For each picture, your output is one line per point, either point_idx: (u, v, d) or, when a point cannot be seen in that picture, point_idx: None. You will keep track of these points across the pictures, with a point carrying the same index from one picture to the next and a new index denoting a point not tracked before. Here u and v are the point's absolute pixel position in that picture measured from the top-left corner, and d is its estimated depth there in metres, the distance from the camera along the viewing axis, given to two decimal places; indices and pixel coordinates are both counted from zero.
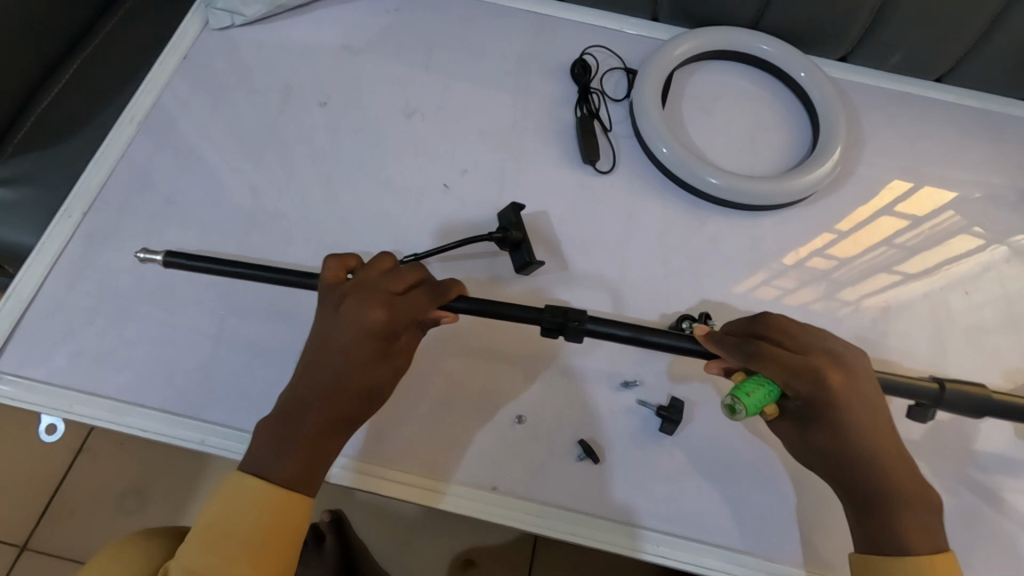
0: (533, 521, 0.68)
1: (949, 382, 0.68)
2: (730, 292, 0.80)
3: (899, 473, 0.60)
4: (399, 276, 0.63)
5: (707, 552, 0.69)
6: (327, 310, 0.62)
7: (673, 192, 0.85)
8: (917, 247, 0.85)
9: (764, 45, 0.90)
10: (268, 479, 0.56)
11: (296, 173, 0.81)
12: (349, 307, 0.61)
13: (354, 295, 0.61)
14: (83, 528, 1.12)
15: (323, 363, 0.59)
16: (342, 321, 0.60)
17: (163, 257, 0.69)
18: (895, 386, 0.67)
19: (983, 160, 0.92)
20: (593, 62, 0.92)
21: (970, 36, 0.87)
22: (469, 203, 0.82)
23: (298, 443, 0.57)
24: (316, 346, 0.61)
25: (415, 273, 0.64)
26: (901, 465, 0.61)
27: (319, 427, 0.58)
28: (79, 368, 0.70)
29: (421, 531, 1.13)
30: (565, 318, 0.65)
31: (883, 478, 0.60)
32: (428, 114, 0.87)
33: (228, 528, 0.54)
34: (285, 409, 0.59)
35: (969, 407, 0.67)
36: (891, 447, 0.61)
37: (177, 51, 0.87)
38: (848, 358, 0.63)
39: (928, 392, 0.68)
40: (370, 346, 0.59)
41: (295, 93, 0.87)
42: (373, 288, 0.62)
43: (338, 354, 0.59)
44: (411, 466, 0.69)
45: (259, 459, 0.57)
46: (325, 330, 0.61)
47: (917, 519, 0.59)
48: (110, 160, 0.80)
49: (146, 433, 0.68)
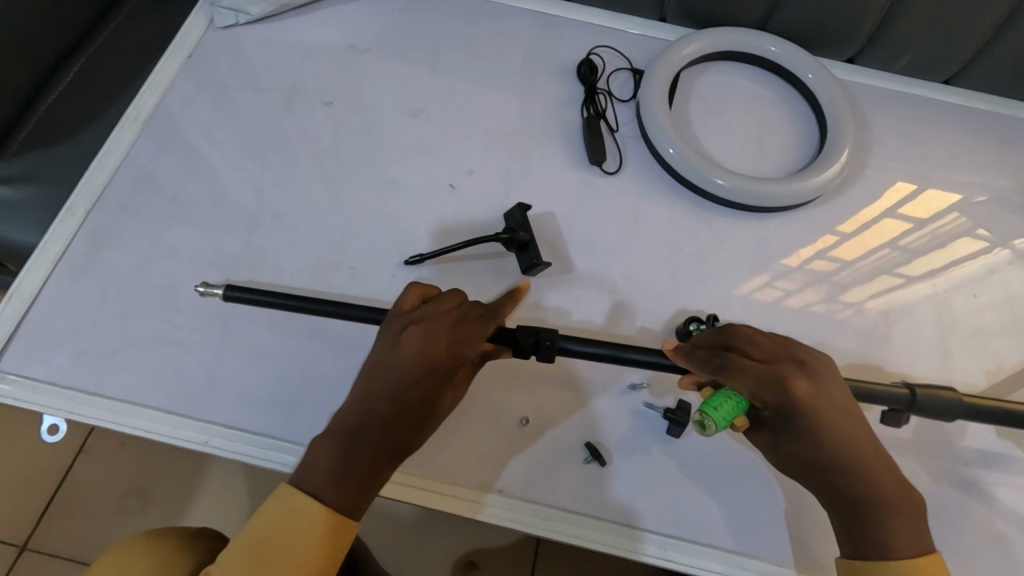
0: (539, 525, 0.68)
1: (920, 386, 0.68)
2: (736, 294, 0.80)
3: (885, 479, 0.60)
4: (463, 308, 0.63)
5: (714, 556, 0.68)
6: (387, 337, 0.62)
7: (679, 193, 0.85)
8: (923, 249, 0.85)
9: (771, 46, 0.90)
10: (319, 497, 0.58)
11: (301, 173, 0.81)
12: (409, 336, 0.60)
13: (417, 325, 0.61)
14: (85, 528, 1.11)
15: (385, 391, 0.59)
16: (404, 352, 0.60)
17: (226, 284, 0.73)
18: (863, 393, 0.67)
19: (989, 162, 0.91)
20: (599, 62, 0.92)
21: (979, 37, 0.87)
22: (474, 203, 0.81)
23: (351, 468, 0.58)
24: (375, 371, 0.60)
25: (479, 305, 0.64)
26: (885, 470, 0.60)
27: (374, 455, 0.58)
28: (82, 368, 0.70)
29: (424, 533, 1.12)
30: (538, 339, 0.63)
31: (867, 486, 0.60)
32: (433, 114, 0.86)
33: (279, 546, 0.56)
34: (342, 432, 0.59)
35: (941, 410, 0.67)
36: (874, 452, 0.61)
37: (182, 50, 0.86)
38: (822, 368, 0.62)
39: (899, 398, 0.68)
40: (432, 379, 0.59)
41: (300, 92, 0.86)
42: (434, 318, 0.61)
43: (399, 384, 0.59)
44: (424, 470, 0.69)
45: (311, 478, 0.58)
46: (384, 358, 0.61)
47: (907, 524, 0.59)
48: (113, 159, 0.79)
49: (149, 434, 0.68)
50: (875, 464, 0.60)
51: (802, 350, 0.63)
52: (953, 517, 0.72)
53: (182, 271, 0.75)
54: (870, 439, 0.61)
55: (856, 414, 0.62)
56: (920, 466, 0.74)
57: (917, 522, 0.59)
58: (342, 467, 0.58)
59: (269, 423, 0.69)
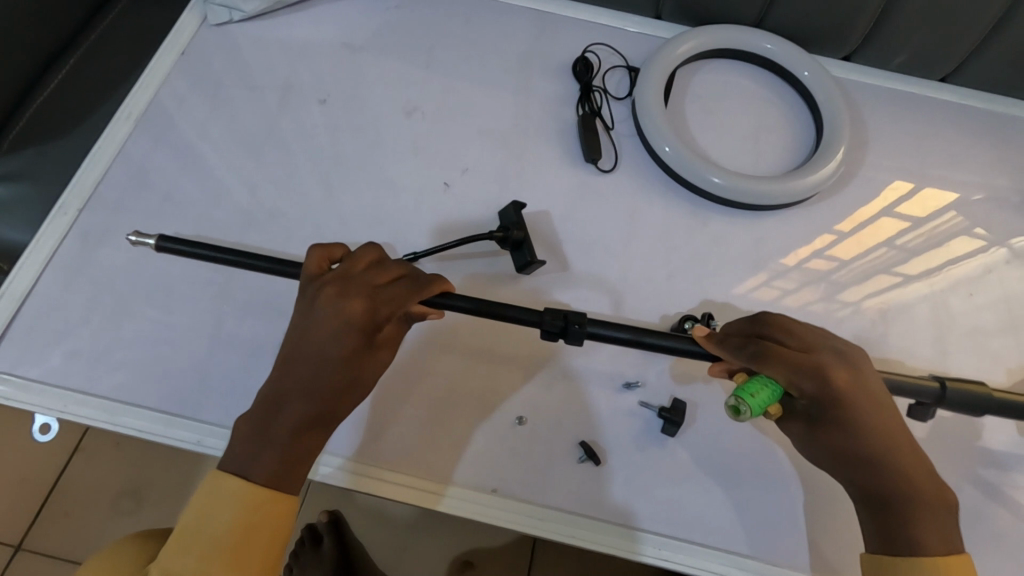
0: (533, 524, 0.67)
1: (948, 380, 0.68)
2: (733, 293, 0.80)
3: (915, 472, 0.59)
4: (383, 269, 0.61)
5: (710, 554, 0.68)
6: (307, 303, 0.59)
7: (676, 192, 0.84)
8: (920, 248, 0.85)
9: (767, 45, 0.89)
10: (249, 479, 0.54)
11: (295, 171, 0.81)
12: (328, 299, 0.58)
13: (334, 286, 0.59)
14: (80, 528, 1.11)
15: (305, 358, 0.57)
16: (324, 315, 0.58)
17: (157, 240, 0.67)
18: (900, 385, 0.66)
19: (986, 161, 0.91)
20: (596, 60, 0.91)
21: (976, 35, 0.87)
22: (470, 202, 0.81)
23: (277, 444, 0.55)
24: (294, 337, 0.58)
25: (399, 268, 0.63)
26: (918, 465, 0.59)
27: (297, 426, 0.55)
28: (74, 368, 0.69)
29: (420, 533, 1.12)
30: (565, 322, 0.65)
31: (902, 481, 0.58)
32: (429, 112, 0.86)
33: (203, 525, 0.52)
34: (265, 404, 0.56)
35: (969, 405, 0.67)
36: (908, 446, 0.60)
37: (176, 48, 0.86)
38: (856, 358, 0.62)
39: (930, 391, 0.67)
40: (353, 341, 0.57)
41: (295, 90, 0.86)
42: (353, 281, 0.60)
43: (320, 347, 0.57)
44: (396, 464, 0.69)
45: (238, 459, 0.55)
46: (305, 325, 0.58)
47: (939, 521, 0.57)
48: (106, 157, 0.79)
49: (142, 434, 0.67)
50: (906, 460, 0.59)
51: (836, 341, 0.63)
52: None
53: (176, 269, 0.74)
54: (903, 432, 0.60)
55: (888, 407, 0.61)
56: None
57: (948, 520, 0.58)
58: (263, 438, 0.55)
59: None
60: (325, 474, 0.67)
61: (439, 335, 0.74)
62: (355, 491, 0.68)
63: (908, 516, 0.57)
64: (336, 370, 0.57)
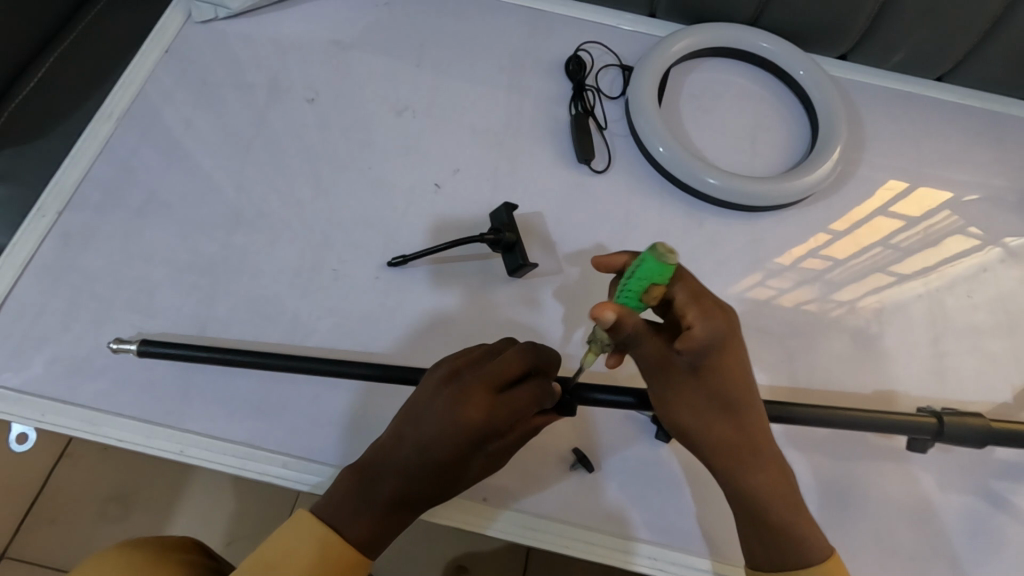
0: (527, 535, 0.66)
1: (946, 414, 0.68)
2: (729, 295, 0.78)
3: (765, 482, 0.59)
4: (511, 364, 0.58)
5: (713, 567, 0.67)
6: (428, 392, 0.59)
7: (670, 192, 0.83)
8: (917, 249, 0.84)
9: (763, 43, 0.88)
10: (342, 534, 0.57)
11: (282, 171, 0.79)
12: (448, 402, 0.57)
13: (455, 388, 0.58)
14: (66, 535, 1.09)
15: (413, 438, 0.58)
16: (440, 415, 0.57)
17: (137, 347, 0.65)
18: (888, 424, 0.68)
19: (982, 160, 0.90)
20: (588, 58, 0.90)
21: (973, 34, 0.86)
22: (460, 202, 0.79)
23: (374, 507, 0.57)
24: (409, 421, 0.59)
25: (526, 361, 0.58)
26: (775, 469, 0.59)
27: (388, 500, 0.57)
28: (52, 375, 0.67)
29: (413, 538, 1.10)
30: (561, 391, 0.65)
31: (753, 497, 0.58)
32: (419, 111, 0.84)
33: (292, 551, 0.55)
34: (369, 471, 0.59)
35: (968, 438, 0.67)
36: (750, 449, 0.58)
37: (159, 45, 0.84)
38: (718, 355, 0.56)
39: (926, 427, 0.68)
40: (461, 449, 0.57)
41: (281, 88, 0.84)
42: (474, 381, 0.58)
43: (432, 434, 0.57)
44: None
45: (334, 513, 0.57)
46: (420, 414, 0.58)
47: (802, 536, 0.58)
48: (86, 158, 0.77)
49: (122, 444, 0.65)
50: (762, 468, 0.59)
51: (703, 331, 0.54)
52: (948, 522, 0.71)
53: (157, 273, 0.72)
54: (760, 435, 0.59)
55: (752, 409, 0.59)
56: (914, 468, 0.73)
57: (814, 532, 0.58)
58: (366, 503, 0.58)
59: (247, 430, 0.66)
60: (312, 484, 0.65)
61: (426, 340, 0.72)
62: None
63: (763, 529, 0.58)
64: (439, 470, 0.58)
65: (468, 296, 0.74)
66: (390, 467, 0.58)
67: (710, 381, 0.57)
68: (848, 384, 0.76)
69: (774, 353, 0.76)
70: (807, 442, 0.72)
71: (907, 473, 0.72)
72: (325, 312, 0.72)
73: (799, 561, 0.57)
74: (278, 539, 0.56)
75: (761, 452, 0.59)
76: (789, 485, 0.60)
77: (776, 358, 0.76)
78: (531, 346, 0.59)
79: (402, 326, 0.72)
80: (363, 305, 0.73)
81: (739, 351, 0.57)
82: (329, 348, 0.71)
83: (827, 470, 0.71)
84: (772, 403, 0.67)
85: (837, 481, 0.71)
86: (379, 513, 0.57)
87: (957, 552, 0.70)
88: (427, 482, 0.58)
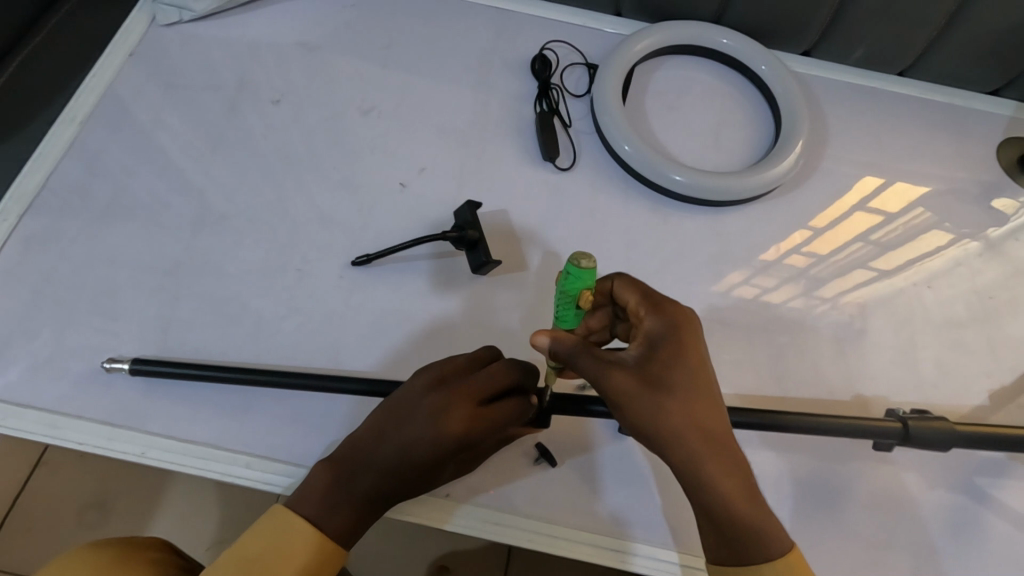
0: (494, 530, 0.66)
1: (911, 418, 0.68)
2: (698, 290, 0.79)
3: (732, 487, 0.54)
4: (491, 380, 0.59)
5: (692, 563, 0.67)
6: (411, 396, 0.59)
7: (637, 189, 0.84)
8: (888, 244, 0.85)
9: (724, 39, 0.89)
10: (322, 529, 0.57)
11: (247, 173, 0.79)
12: (432, 410, 0.58)
13: (440, 397, 0.58)
14: (46, 542, 1.08)
15: (392, 442, 0.58)
16: (425, 420, 0.57)
17: (130, 364, 0.66)
18: (853, 429, 0.68)
19: (948, 154, 0.91)
20: (554, 57, 0.91)
21: (932, 29, 0.87)
22: (426, 202, 0.80)
23: (353, 500, 0.57)
24: (391, 421, 0.59)
25: (510, 375, 0.59)
26: (737, 470, 0.55)
27: (364, 496, 0.58)
28: (13, 378, 0.67)
29: (395, 539, 1.10)
30: None
31: (717, 506, 0.54)
32: (386, 111, 0.85)
33: (274, 551, 0.55)
34: (346, 465, 0.58)
35: (935, 443, 0.67)
36: (714, 453, 0.54)
37: (123, 48, 0.84)
38: (667, 350, 0.56)
39: (891, 432, 0.68)
40: (441, 458, 0.57)
41: (248, 90, 0.84)
42: (459, 391, 0.58)
43: (413, 445, 0.57)
44: None
45: (313, 505, 0.57)
46: (403, 418, 0.58)
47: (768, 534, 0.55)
48: (48, 161, 0.76)
49: (82, 447, 0.65)
50: (727, 471, 0.55)
51: (650, 320, 0.57)
52: (916, 513, 0.71)
53: (120, 275, 0.72)
54: (720, 430, 0.55)
55: (709, 407, 0.55)
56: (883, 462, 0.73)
57: (776, 529, 0.56)
58: (344, 496, 0.58)
59: (211, 430, 0.66)
60: (273, 482, 0.65)
61: (392, 339, 0.72)
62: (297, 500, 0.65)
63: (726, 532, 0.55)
64: (416, 473, 0.58)
65: (433, 295, 0.74)
66: (368, 465, 0.58)
67: (660, 379, 0.55)
68: (815, 377, 0.76)
69: (740, 347, 0.76)
70: (774, 436, 0.73)
71: (873, 464, 0.73)
72: (290, 312, 0.72)
73: (761, 558, 0.55)
74: (260, 538, 0.56)
75: (724, 451, 0.55)
76: (754, 483, 0.56)
77: (742, 352, 0.76)
78: (520, 365, 0.60)
79: (367, 326, 0.72)
80: (327, 305, 0.73)
81: (691, 342, 0.57)
82: (294, 349, 0.71)
83: (794, 462, 0.72)
84: (765, 413, 0.68)
85: (804, 474, 0.71)
86: (357, 508, 0.58)
87: (928, 545, 0.70)
88: (407, 481, 0.58)
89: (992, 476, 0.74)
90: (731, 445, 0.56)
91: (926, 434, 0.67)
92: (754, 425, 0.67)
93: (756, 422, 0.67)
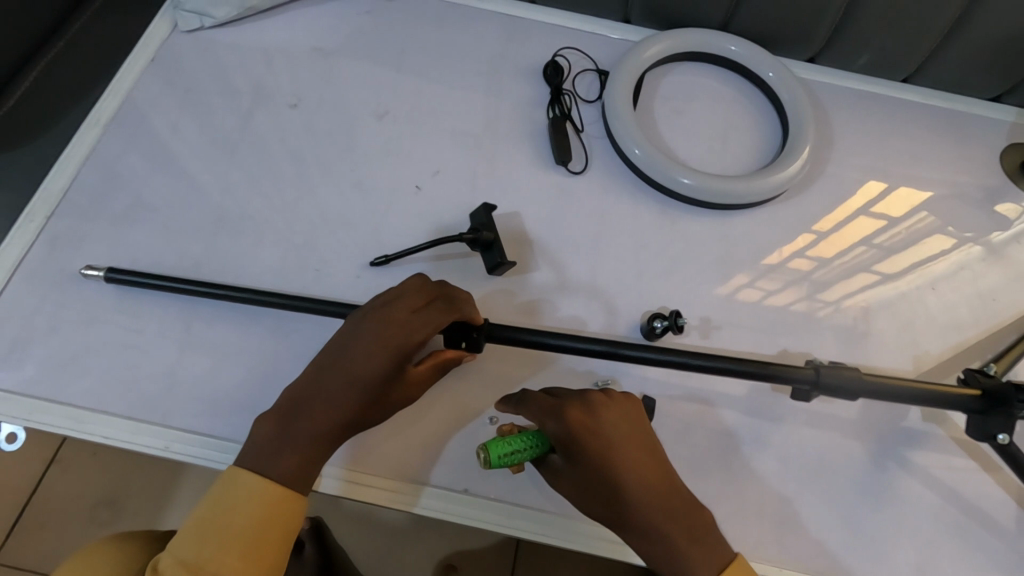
0: (514, 526, 0.68)
1: (823, 365, 0.70)
2: (708, 293, 0.81)
3: (670, 525, 0.59)
4: (419, 296, 0.65)
5: None
6: (348, 328, 0.63)
7: (647, 192, 0.85)
8: (892, 247, 0.86)
9: (733, 46, 0.91)
10: (268, 476, 0.58)
11: (266, 175, 0.81)
12: (366, 330, 0.62)
13: (372, 319, 0.63)
14: (59, 540, 1.10)
15: (335, 371, 0.61)
16: (360, 339, 0.62)
17: (106, 273, 0.71)
18: (764, 373, 0.70)
19: (953, 160, 0.93)
20: (566, 63, 0.92)
21: (937, 36, 0.89)
22: (441, 204, 0.81)
23: (300, 444, 0.59)
24: (330, 354, 0.62)
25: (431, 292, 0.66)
26: (676, 515, 0.60)
27: (313, 436, 0.59)
28: (39, 374, 0.69)
29: (405, 540, 1.09)
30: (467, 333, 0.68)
31: (654, 540, 0.59)
32: (401, 114, 0.87)
33: (233, 511, 0.56)
34: (292, 404, 0.60)
35: (844, 389, 0.68)
36: (650, 497, 0.60)
37: (146, 53, 0.86)
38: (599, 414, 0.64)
39: (803, 377, 0.69)
40: (386, 369, 0.61)
41: (264, 94, 0.86)
42: (391, 309, 0.63)
43: (352, 363, 0.61)
44: (400, 473, 0.68)
45: (257, 456, 0.58)
46: (341, 346, 0.62)
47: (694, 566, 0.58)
48: (72, 164, 0.78)
49: (110, 441, 0.66)
50: (664, 511, 0.60)
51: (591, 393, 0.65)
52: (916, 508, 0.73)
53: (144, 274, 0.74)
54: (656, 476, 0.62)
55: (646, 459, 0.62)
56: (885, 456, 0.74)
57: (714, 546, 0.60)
58: (289, 442, 0.59)
59: (231, 425, 0.68)
60: None
61: None
62: (345, 498, 0.68)
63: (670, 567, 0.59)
64: (369, 391, 0.61)
65: None
66: (310, 400, 0.60)
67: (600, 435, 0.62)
68: None
69: (746, 347, 0.78)
70: (778, 432, 0.74)
71: (874, 461, 0.75)
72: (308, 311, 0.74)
73: None
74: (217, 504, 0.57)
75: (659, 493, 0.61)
76: (694, 519, 0.61)
77: (750, 353, 0.78)
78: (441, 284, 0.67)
79: None
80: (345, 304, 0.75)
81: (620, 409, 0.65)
82: (312, 347, 0.72)
83: (798, 457, 0.74)
84: (695, 354, 0.70)
85: (808, 470, 0.73)
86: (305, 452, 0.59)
87: (927, 540, 0.72)
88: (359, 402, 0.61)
89: (992, 474, 0.76)
90: (670, 488, 0.62)
91: (839, 381, 0.69)
92: (744, 372, 0.70)
93: (755, 371, 0.69)
